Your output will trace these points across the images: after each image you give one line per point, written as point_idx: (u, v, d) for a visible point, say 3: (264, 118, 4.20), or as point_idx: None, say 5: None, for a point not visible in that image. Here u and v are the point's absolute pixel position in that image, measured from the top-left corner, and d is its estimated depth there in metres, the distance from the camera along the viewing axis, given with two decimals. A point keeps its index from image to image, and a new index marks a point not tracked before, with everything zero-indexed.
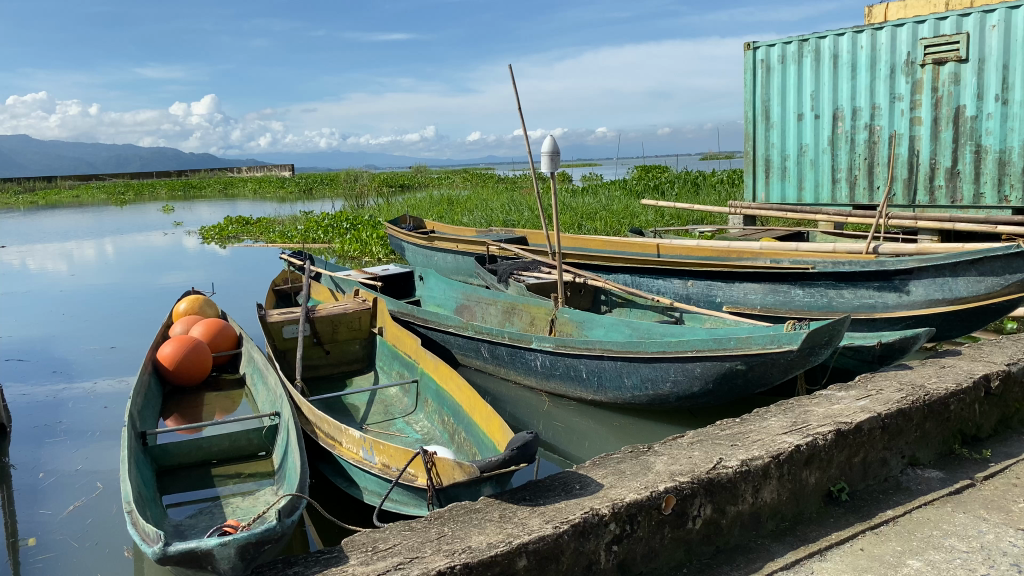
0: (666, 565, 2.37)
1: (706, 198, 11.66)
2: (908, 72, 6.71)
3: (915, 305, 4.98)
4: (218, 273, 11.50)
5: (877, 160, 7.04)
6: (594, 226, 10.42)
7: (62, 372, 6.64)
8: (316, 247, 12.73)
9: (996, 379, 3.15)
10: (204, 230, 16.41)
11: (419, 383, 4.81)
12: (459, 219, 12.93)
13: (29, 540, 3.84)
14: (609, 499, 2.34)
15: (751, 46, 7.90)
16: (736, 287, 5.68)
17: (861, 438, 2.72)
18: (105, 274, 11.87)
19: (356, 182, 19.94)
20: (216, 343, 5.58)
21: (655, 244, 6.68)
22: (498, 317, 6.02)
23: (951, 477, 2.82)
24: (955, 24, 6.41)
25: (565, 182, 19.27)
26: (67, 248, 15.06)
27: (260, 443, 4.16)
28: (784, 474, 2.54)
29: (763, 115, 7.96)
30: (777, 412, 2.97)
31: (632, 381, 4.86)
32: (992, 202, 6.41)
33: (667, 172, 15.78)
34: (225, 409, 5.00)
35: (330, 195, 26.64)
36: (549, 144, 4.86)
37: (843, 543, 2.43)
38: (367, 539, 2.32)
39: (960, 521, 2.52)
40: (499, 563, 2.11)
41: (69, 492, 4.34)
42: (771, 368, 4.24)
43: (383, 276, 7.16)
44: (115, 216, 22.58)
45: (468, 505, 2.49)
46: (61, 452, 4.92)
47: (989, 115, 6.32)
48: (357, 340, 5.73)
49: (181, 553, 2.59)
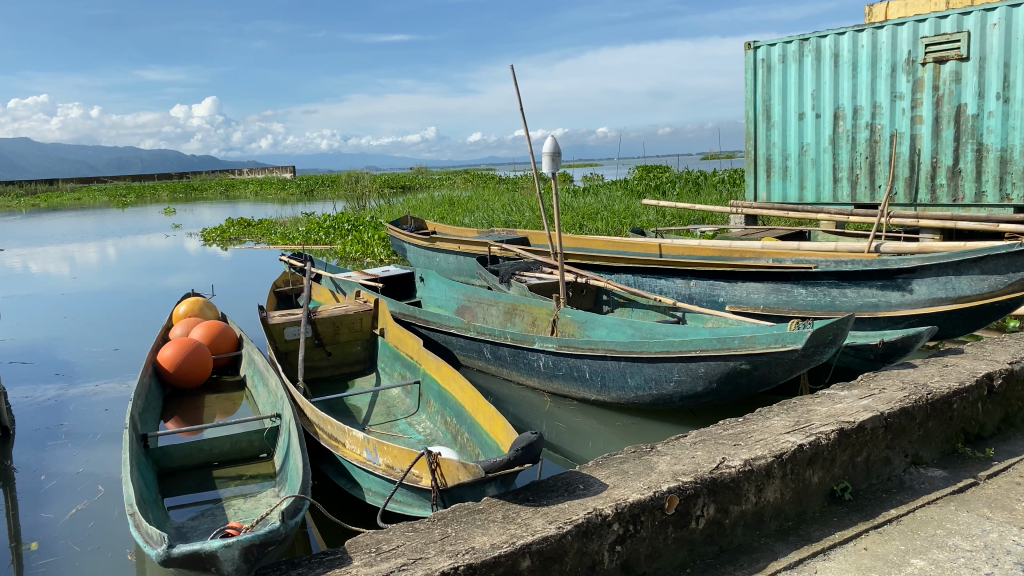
0: (669, 565, 2.37)
1: (706, 198, 11.67)
2: (908, 70, 6.71)
3: (918, 304, 4.96)
4: (220, 275, 11.53)
5: (878, 159, 7.05)
6: (595, 226, 10.43)
7: (64, 374, 6.66)
8: (317, 249, 12.74)
9: (998, 377, 3.15)
10: (205, 232, 16.44)
11: (421, 384, 4.82)
12: (460, 220, 12.94)
13: (31, 543, 3.84)
14: (612, 499, 2.34)
15: (751, 46, 7.91)
16: (738, 286, 5.68)
17: (865, 437, 2.72)
18: (108, 277, 11.88)
19: (359, 183, 19.98)
20: (216, 345, 5.59)
21: (657, 244, 6.69)
22: (500, 317, 6.02)
23: (954, 476, 2.82)
24: (955, 23, 6.40)
25: (566, 182, 19.33)
26: (70, 250, 15.09)
27: (261, 444, 4.16)
28: (787, 473, 2.54)
29: (763, 114, 7.97)
30: (780, 411, 2.97)
31: (636, 381, 4.86)
32: (994, 201, 6.40)
33: (668, 172, 15.84)
34: (226, 411, 5.00)
35: (333, 196, 26.70)
36: (551, 144, 4.85)
37: (846, 542, 2.43)
38: (371, 539, 2.33)
39: (963, 520, 2.52)
40: (503, 563, 2.11)
41: (72, 495, 4.34)
42: (775, 367, 4.23)
43: (383, 277, 7.17)
44: (117, 218, 22.66)
45: (472, 506, 2.50)
46: (63, 454, 4.92)
47: (990, 113, 6.32)
48: (358, 341, 5.73)
49: (186, 554, 2.60)
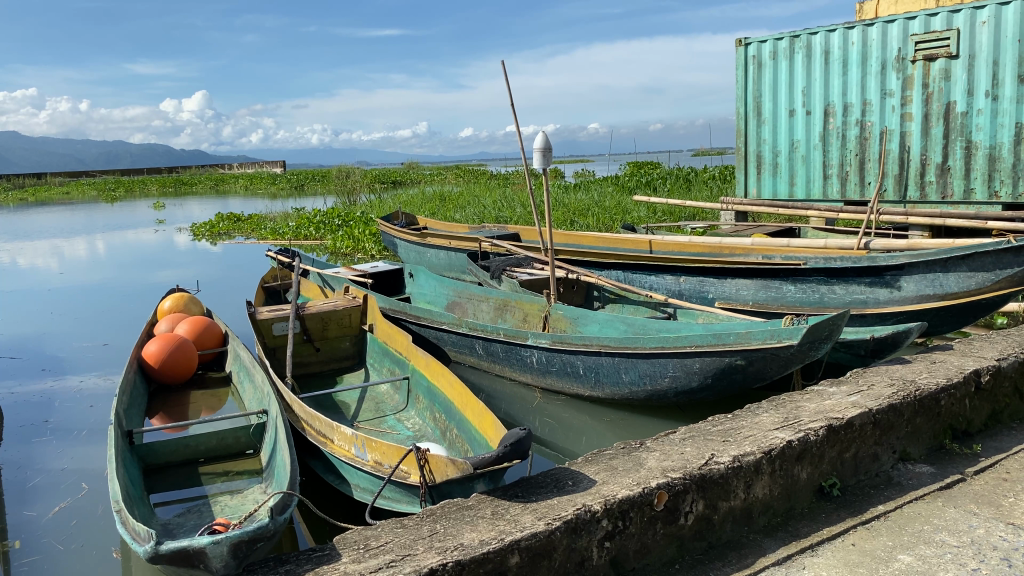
0: (658, 561, 2.37)
1: (697, 195, 11.66)
2: (899, 68, 6.73)
3: (907, 301, 5.00)
4: (209, 270, 11.48)
5: (868, 156, 7.07)
6: (586, 223, 10.41)
7: (51, 369, 6.60)
8: (307, 245, 12.64)
9: (986, 374, 3.16)
10: (194, 227, 16.27)
11: (410, 379, 4.80)
12: (450, 216, 12.91)
13: (15, 542, 3.79)
14: (601, 495, 2.33)
15: (743, 42, 7.91)
16: (728, 282, 5.70)
17: (853, 433, 2.73)
18: (95, 272, 11.75)
19: (349, 178, 19.89)
20: (201, 341, 5.55)
21: (648, 240, 6.67)
22: (491, 313, 6.00)
23: (942, 472, 2.83)
24: (944, 21, 6.42)
25: (558, 178, 19.26)
26: (58, 245, 14.94)
27: (248, 441, 4.14)
28: (776, 469, 2.54)
29: (754, 111, 7.97)
30: (769, 407, 2.97)
31: (630, 376, 4.86)
32: (983, 198, 6.46)
33: (659, 168, 15.82)
34: (212, 408, 4.97)
35: (323, 191, 26.53)
36: (542, 140, 4.83)
37: (835, 538, 2.44)
38: (359, 536, 2.31)
39: (951, 516, 2.53)
40: (491, 560, 2.10)
41: (56, 493, 4.30)
42: (770, 362, 4.24)
43: (373, 274, 7.15)
44: (105, 213, 22.39)
45: (461, 502, 2.48)
46: (48, 451, 4.88)
47: (979, 111, 6.35)
48: (346, 337, 5.71)
49: (174, 551, 2.56)
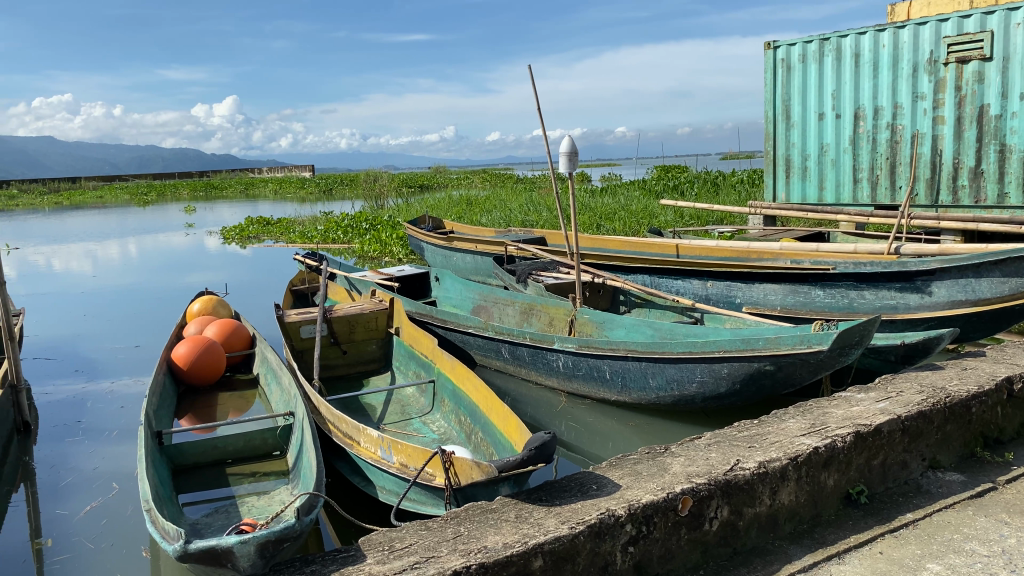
0: (682, 566, 2.36)
1: (724, 199, 11.58)
2: (931, 70, 6.62)
3: (939, 306, 4.92)
4: (239, 273, 11.66)
5: (899, 159, 6.96)
6: (613, 226, 10.39)
7: (84, 371, 6.76)
8: (335, 249, 12.78)
9: (1019, 381, 3.10)
10: (225, 230, 16.54)
11: (436, 383, 4.83)
12: (477, 220, 12.95)
13: (48, 540, 3.90)
14: (625, 500, 2.33)
15: (771, 46, 7.85)
16: (755, 287, 5.66)
17: (881, 440, 2.69)
18: (129, 275, 12.00)
19: (377, 182, 20.11)
20: (229, 343, 5.64)
21: (675, 244, 6.63)
22: (517, 317, 6.02)
23: (973, 480, 2.79)
24: (978, 23, 6.31)
25: (585, 182, 19.21)
26: (93, 248, 15.31)
27: (275, 442, 4.20)
28: (802, 476, 2.52)
29: (784, 114, 7.90)
30: (796, 414, 2.95)
31: (657, 382, 4.84)
32: (1017, 202, 6.31)
33: (687, 172, 15.72)
34: (240, 409, 5.05)
35: (351, 195, 26.77)
36: (568, 144, 4.85)
37: (862, 545, 2.41)
38: (383, 538, 2.34)
39: (981, 525, 2.49)
40: (514, 563, 2.12)
41: (88, 492, 4.40)
42: (799, 368, 4.20)
43: (400, 277, 7.22)
44: (139, 216, 22.87)
45: (485, 505, 2.50)
46: (81, 451, 5.00)
47: (1014, 114, 6.21)
48: (373, 340, 5.78)
49: (203, 550, 2.61)
